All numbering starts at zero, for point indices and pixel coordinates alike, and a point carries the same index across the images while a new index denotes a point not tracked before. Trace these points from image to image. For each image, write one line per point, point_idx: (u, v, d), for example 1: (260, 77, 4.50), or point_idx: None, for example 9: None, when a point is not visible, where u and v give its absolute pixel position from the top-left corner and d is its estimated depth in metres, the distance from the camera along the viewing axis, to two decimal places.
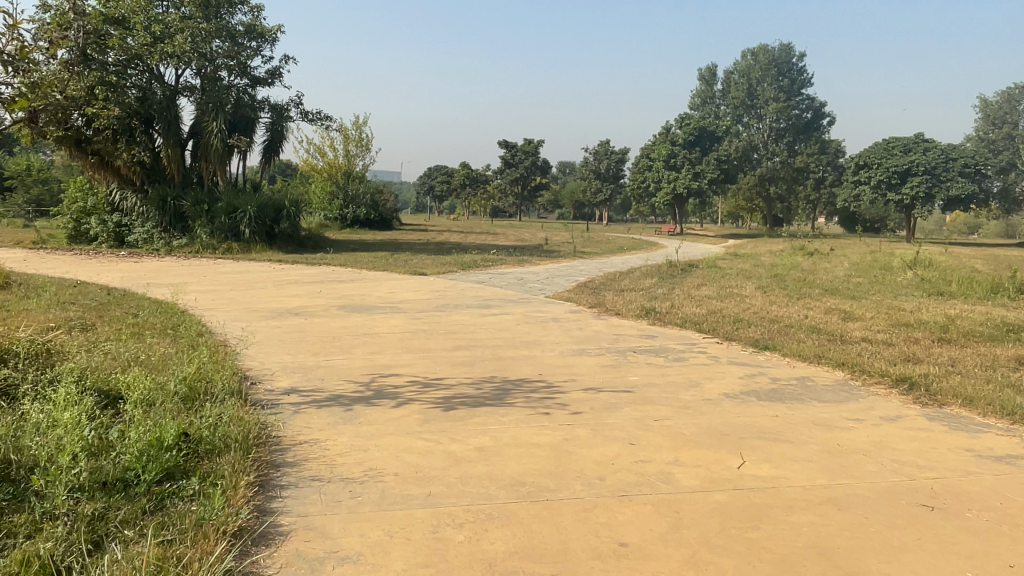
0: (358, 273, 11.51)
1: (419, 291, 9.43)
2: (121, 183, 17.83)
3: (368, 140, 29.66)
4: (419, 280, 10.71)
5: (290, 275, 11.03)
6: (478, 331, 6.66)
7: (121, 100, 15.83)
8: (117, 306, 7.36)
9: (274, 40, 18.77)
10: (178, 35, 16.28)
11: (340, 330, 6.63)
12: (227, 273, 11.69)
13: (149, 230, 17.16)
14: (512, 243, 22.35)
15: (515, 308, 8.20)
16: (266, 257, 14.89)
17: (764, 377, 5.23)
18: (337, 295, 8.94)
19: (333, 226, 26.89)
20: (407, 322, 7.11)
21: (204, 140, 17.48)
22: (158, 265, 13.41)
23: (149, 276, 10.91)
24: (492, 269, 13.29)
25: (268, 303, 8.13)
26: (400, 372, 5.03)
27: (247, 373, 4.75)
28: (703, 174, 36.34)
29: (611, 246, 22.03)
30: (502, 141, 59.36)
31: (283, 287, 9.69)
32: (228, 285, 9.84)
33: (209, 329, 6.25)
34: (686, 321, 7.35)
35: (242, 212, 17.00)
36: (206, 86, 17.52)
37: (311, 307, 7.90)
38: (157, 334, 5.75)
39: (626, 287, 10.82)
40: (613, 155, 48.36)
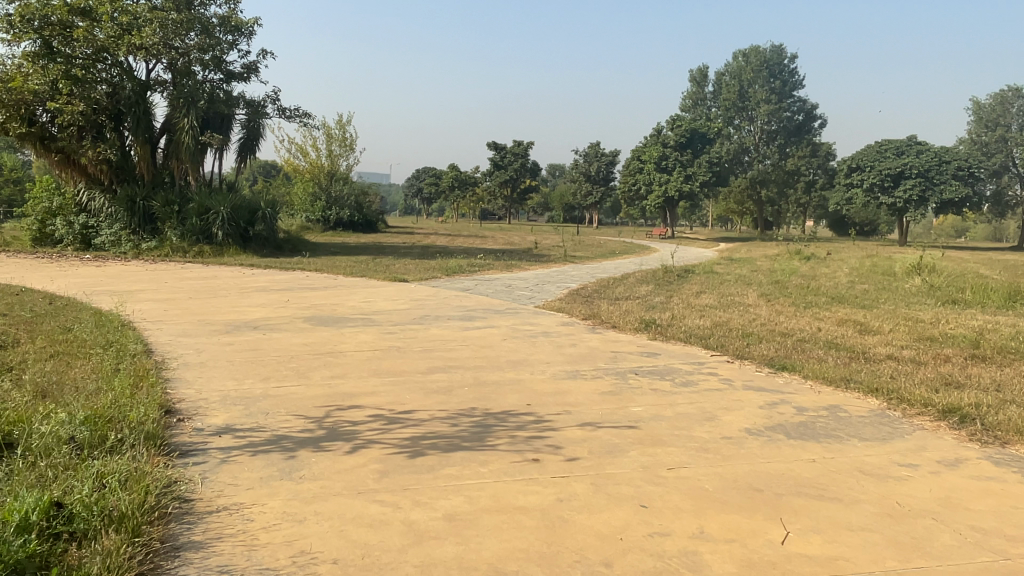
0: (333, 280, 10.68)
1: (397, 300, 8.63)
2: (88, 182, 16.86)
3: (352, 140, 28.79)
4: (398, 287, 9.92)
5: (258, 283, 10.20)
6: (457, 349, 5.89)
7: (87, 95, 14.92)
8: (52, 317, 6.53)
9: (250, 33, 17.95)
10: (147, 26, 15.35)
11: (301, 347, 5.84)
12: (191, 280, 10.83)
13: (116, 233, 16.21)
14: (500, 247, 21.57)
15: (502, 319, 7.42)
16: (238, 262, 14.04)
17: (789, 407, 4.49)
18: (306, 305, 8.12)
19: (315, 228, 26.04)
20: (379, 338, 6.32)
21: (176, 137, 16.61)
22: (119, 270, 12.52)
23: (104, 284, 10.03)
24: (478, 275, 12.50)
25: (226, 316, 7.32)
26: (362, 403, 4.24)
27: (174, 406, 3.97)
28: (695, 176, 35.66)
29: (602, 250, 21.28)
30: (491, 143, 58.58)
31: (248, 295, 8.87)
32: (189, 294, 9.01)
33: (148, 348, 5.46)
34: (691, 336, 6.59)
35: (215, 213, 16.19)
36: (178, 80, 16.65)
37: (273, 319, 7.10)
38: (81, 355, 4.95)
39: (621, 295, 10.06)
40: (603, 157, 47.73)
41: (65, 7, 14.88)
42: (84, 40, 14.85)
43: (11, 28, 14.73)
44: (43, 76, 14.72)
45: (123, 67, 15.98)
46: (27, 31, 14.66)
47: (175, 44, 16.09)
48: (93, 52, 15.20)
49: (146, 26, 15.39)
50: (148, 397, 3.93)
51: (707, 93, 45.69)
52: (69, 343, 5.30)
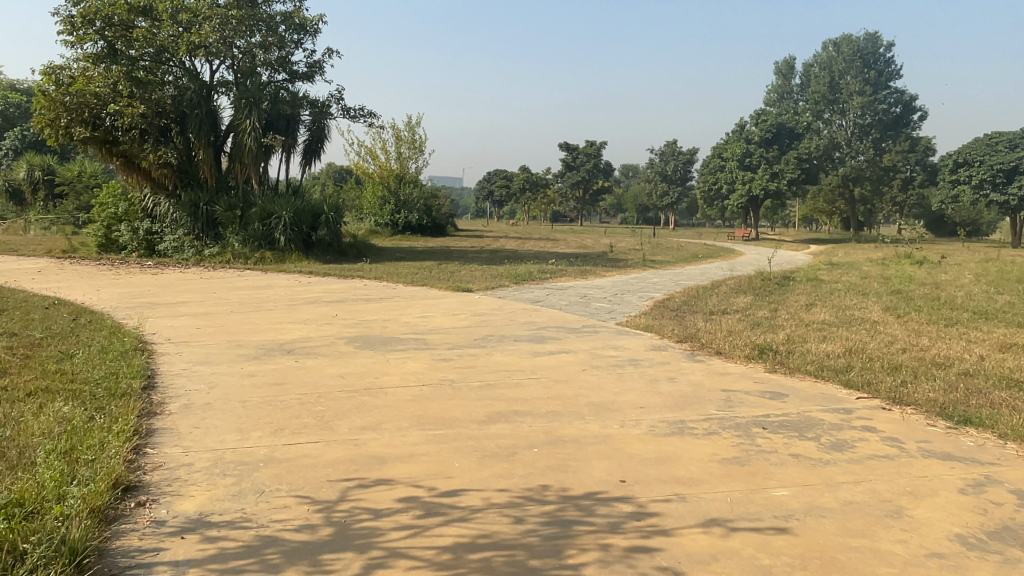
0: (390, 290, 9.65)
1: (458, 315, 7.48)
2: (154, 187, 16.51)
3: (422, 141, 27.77)
4: (459, 299, 8.78)
5: (311, 293, 9.29)
6: (527, 385, 4.69)
7: (148, 96, 14.59)
8: (63, 339, 5.67)
9: (315, 31, 17.24)
10: (206, 23, 14.78)
11: (334, 379, 4.75)
12: (240, 289, 10.03)
13: (179, 239, 15.76)
14: (573, 250, 20.37)
15: (580, 342, 6.16)
16: (297, 268, 13.26)
17: (1007, 495, 3.09)
18: (355, 321, 7.10)
19: (383, 232, 25.52)
20: (431, 366, 5.18)
21: (238, 140, 16.01)
22: (175, 278, 11.90)
23: (149, 294, 9.30)
24: (550, 284, 11.33)
25: (261, 335, 6.33)
26: (392, 475, 3.08)
27: (135, 480, 2.90)
28: (783, 174, 33.33)
29: (683, 254, 19.76)
30: (562, 144, 57.44)
31: (292, 309, 7.91)
32: (231, 307, 8.12)
33: (150, 381, 4.47)
34: (823, 369, 5.18)
35: (277, 218, 15.51)
36: (241, 81, 16.05)
37: (312, 340, 6.06)
38: (57, 394, 3.98)
39: (717, 308, 8.67)
40: (680, 156, 45.84)
41: (126, 6, 14.64)
42: (143, 38, 14.61)
43: (74, 30, 14.63)
44: (105, 78, 14.56)
45: (184, 69, 15.58)
46: (90, 32, 14.54)
47: (237, 43, 15.50)
48: (155, 51, 14.87)
49: (205, 23, 14.83)
50: (99, 466, 2.88)
51: (794, 86, 43.36)
52: (56, 376, 4.37)
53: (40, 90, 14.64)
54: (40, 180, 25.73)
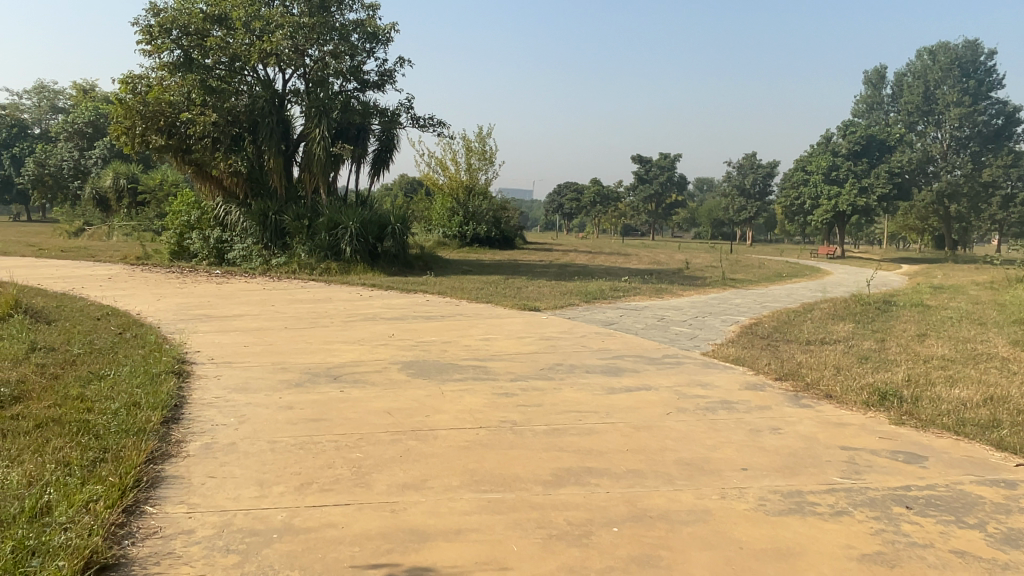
0: (453, 307, 9.05)
1: (523, 339, 6.78)
2: (226, 196, 16.45)
3: (492, 152, 26.95)
4: (526, 320, 8.09)
5: (370, 308, 8.79)
6: (602, 432, 3.95)
7: (221, 105, 14.63)
8: (98, 357, 5.25)
9: (387, 40, 16.84)
10: (277, 31, 14.60)
11: (379, 416, 4.13)
12: (299, 301, 9.64)
13: (248, 248, 15.61)
14: (647, 266, 19.48)
15: (662, 377, 5.37)
16: (360, 280, 12.85)
17: None
18: (412, 342, 6.51)
19: (450, 244, 25.19)
20: (490, 402, 4.51)
21: (308, 149, 15.80)
22: (239, 288, 11.66)
23: (207, 306, 8.98)
24: (624, 303, 10.56)
25: (308, 356, 5.80)
26: (433, 562, 2.42)
27: (114, 558, 2.34)
28: (872, 189, 31.36)
29: (765, 272, 18.57)
30: (635, 156, 56.41)
31: (347, 326, 7.39)
32: (286, 322, 7.67)
33: (175, 413, 3.95)
34: (966, 425, 4.26)
35: (344, 228, 15.19)
36: (312, 89, 15.83)
37: (362, 364, 5.47)
38: (63, 429, 3.48)
39: (814, 338, 7.72)
40: (760, 169, 44.14)
41: (201, 15, 14.70)
42: (217, 47, 14.64)
43: (152, 39, 14.79)
44: (180, 87, 14.67)
45: (257, 78, 15.54)
46: (166, 41, 14.67)
47: (309, 52, 15.30)
48: (228, 59, 14.87)
49: (277, 31, 14.65)
50: (71, 539, 2.34)
51: (884, 96, 41.27)
52: (74, 403, 3.91)
53: (118, 98, 14.90)
54: (124, 188, 26.64)
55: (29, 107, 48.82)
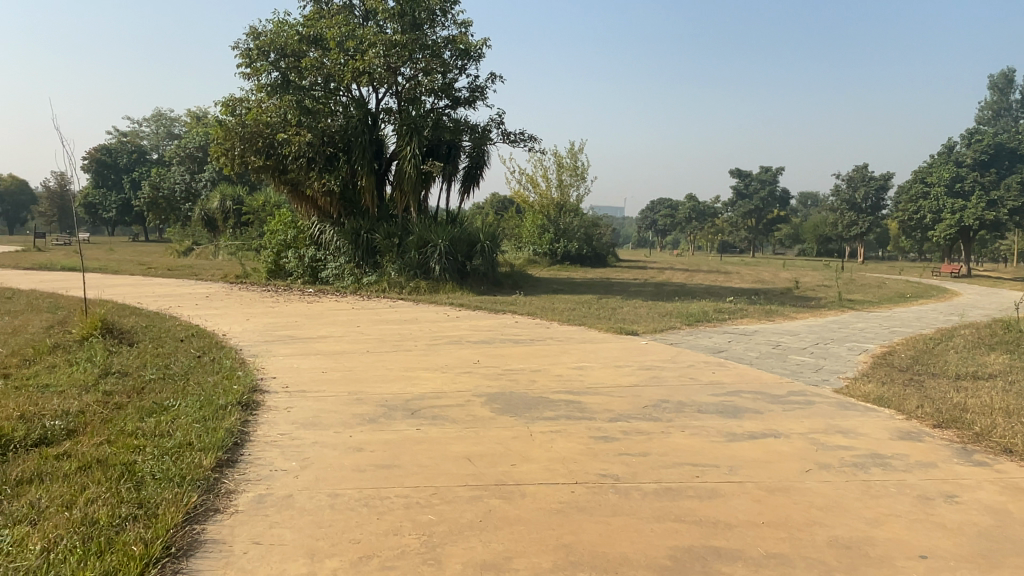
0: (545, 330, 8.42)
1: (623, 369, 6.06)
2: (320, 216, 16.52)
3: (584, 167, 26.36)
4: (624, 345, 7.35)
5: (458, 330, 8.28)
6: (728, 498, 3.20)
7: (316, 124, 14.75)
8: (168, 384, 4.91)
9: (479, 55, 16.50)
10: (370, 49, 14.48)
11: (459, 462, 3.53)
12: (385, 321, 9.26)
13: (341, 266, 15.53)
14: (752, 285, 18.24)
15: (790, 423, 4.54)
16: (448, 300, 12.44)
17: None
18: (500, 370, 5.91)
19: (541, 262, 24.65)
20: (589, 447, 3.84)
21: (399, 167, 15.60)
22: (327, 307, 11.48)
23: (293, 326, 8.72)
24: (731, 327, 9.63)
25: (386, 384, 5.30)
26: None
27: None
28: (1003, 202, 28.61)
29: (885, 292, 17.00)
30: (734, 171, 54.48)
31: (431, 351, 6.88)
32: (369, 345, 7.25)
33: (232, 454, 3.49)
34: None
35: (433, 246, 14.89)
36: (404, 107, 15.67)
37: (443, 396, 4.91)
38: (105, 475, 3.07)
39: (965, 371, 6.61)
40: (872, 181, 41.52)
41: (298, 37, 14.88)
42: (313, 67, 14.74)
43: (251, 62, 15.12)
44: (278, 108, 14.85)
45: (351, 97, 15.59)
46: (265, 63, 14.97)
47: (401, 70, 15.15)
48: (323, 79, 14.98)
49: (370, 49, 14.54)
50: None
51: (1013, 102, 38.08)
52: (126, 441, 3.53)
53: (219, 121, 15.38)
54: (230, 209, 27.65)
55: (148, 134, 52.42)
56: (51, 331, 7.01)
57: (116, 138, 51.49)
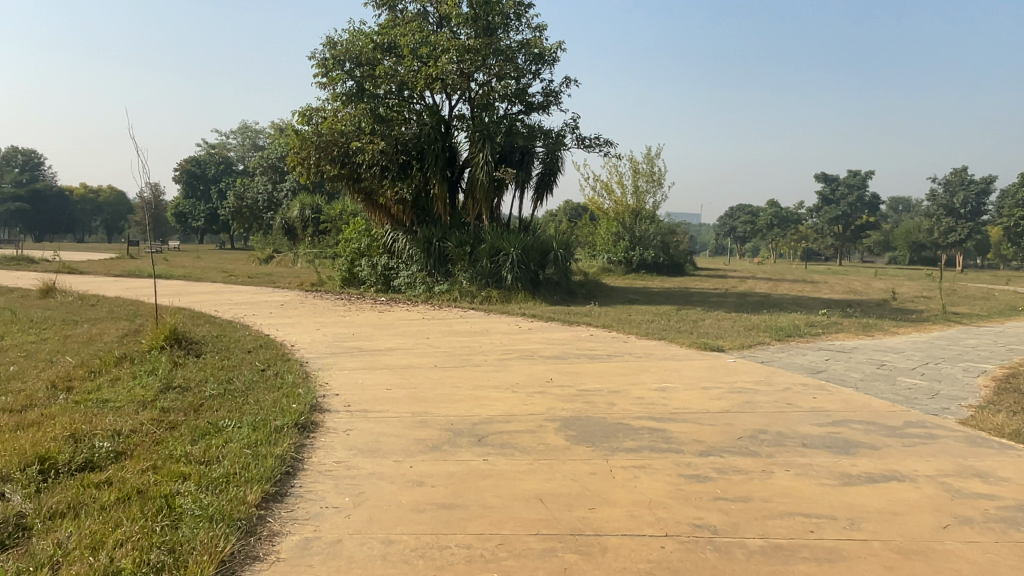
0: (622, 344, 7.91)
1: (711, 391, 5.50)
2: (393, 224, 16.44)
3: (661, 173, 25.57)
4: (710, 363, 6.76)
5: (530, 344, 7.86)
6: (853, 562, 2.65)
7: (389, 132, 14.69)
8: (225, 402, 4.68)
9: (554, 59, 16.09)
10: (443, 55, 14.29)
11: (530, 504, 3.10)
12: (455, 333, 8.94)
13: (413, 275, 15.40)
14: (843, 296, 17.14)
15: (914, 462, 3.91)
16: (521, 310, 12.05)
17: None
18: (575, 390, 5.44)
19: (616, 270, 24.02)
20: (679, 489, 3.34)
21: (471, 174, 15.31)
22: (398, 317, 11.29)
23: (362, 337, 8.50)
24: (827, 343, 8.85)
25: (452, 403, 4.93)
26: None
27: None
28: None
29: (995, 305, 15.63)
30: (819, 175, 52.28)
31: (501, 366, 6.49)
32: (437, 359, 6.91)
33: (281, 487, 3.17)
34: None
35: (505, 254, 14.55)
36: (477, 113, 15.40)
37: (513, 420, 4.49)
38: (141, 509, 2.79)
39: None
40: (973, 186, 39.01)
41: (373, 45, 14.86)
42: (386, 75, 14.66)
43: (327, 72, 15.21)
44: (353, 117, 14.86)
45: (424, 105, 15.46)
46: (340, 73, 15.02)
47: (475, 76, 14.90)
48: (396, 88, 14.90)
49: (444, 55, 14.34)
50: None
51: None
52: (171, 468, 3.27)
53: (296, 130, 15.55)
54: (309, 218, 28.18)
55: (235, 146, 54.50)
56: (123, 341, 7.00)
57: (205, 150, 53.79)
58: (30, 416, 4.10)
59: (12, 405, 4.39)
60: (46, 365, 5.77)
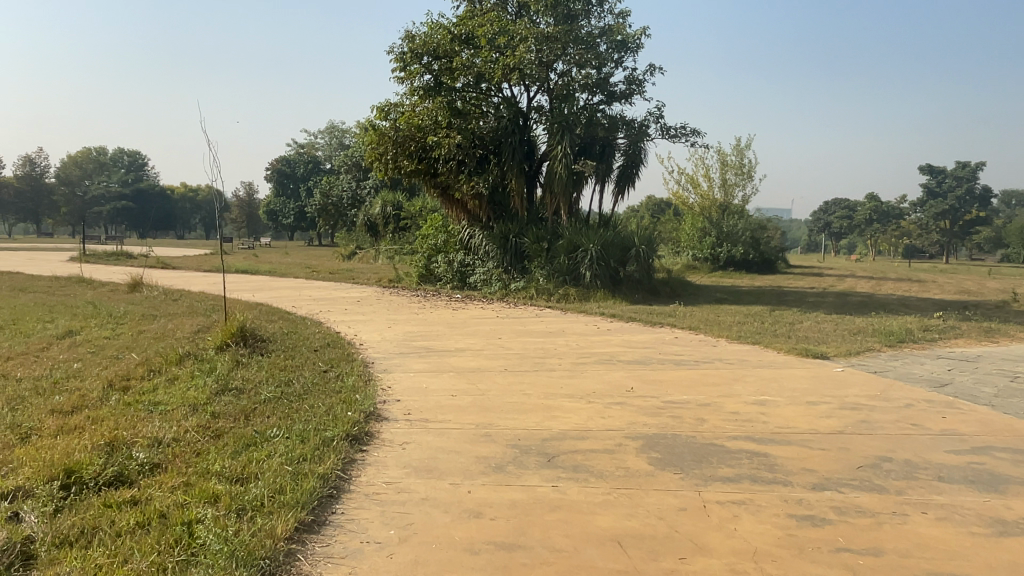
0: (712, 349, 7.21)
1: (818, 408, 4.80)
2: (470, 220, 16.11)
3: (751, 165, 24.28)
4: (813, 374, 6.00)
5: (610, 347, 7.28)
6: None
7: (465, 126, 14.38)
8: (278, 406, 4.34)
9: (637, 46, 15.37)
10: (521, 44, 13.82)
11: (608, 549, 2.57)
12: (530, 334, 8.45)
13: (489, 271, 15.03)
14: (958, 297, 15.63)
15: None
16: (600, 309, 11.45)
17: None
18: (660, 402, 4.85)
19: (702, 268, 22.96)
20: (791, 536, 2.73)
21: (549, 167, 14.76)
22: (472, 315, 10.91)
23: (432, 337, 8.13)
24: (946, 351, 7.86)
25: (521, 415, 4.44)
26: None
27: None
28: None
29: None
30: (923, 166, 48.96)
31: (577, 372, 5.95)
32: (508, 362, 6.44)
33: (318, 515, 2.75)
34: None
35: (584, 251, 13.95)
36: (556, 104, 14.85)
37: (589, 437, 3.97)
38: (155, 540, 2.43)
39: None
40: None
41: (450, 37, 14.58)
42: (463, 67, 14.33)
43: (405, 66, 15.02)
44: (430, 111, 14.62)
45: (503, 97, 15.07)
46: (418, 66, 14.79)
47: (554, 65, 14.36)
48: (474, 79, 14.57)
49: (522, 43, 13.88)
50: None
51: None
52: (201, 487, 2.91)
53: (374, 126, 15.44)
54: (390, 214, 28.33)
55: (323, 145, 55.93)
56: (193, 337, 6.87)
57: (295, 150, 55.45)
58: (73, 420, 3.87)
59: (62, 407, 4.21)
60: (111, 362, 5.65)
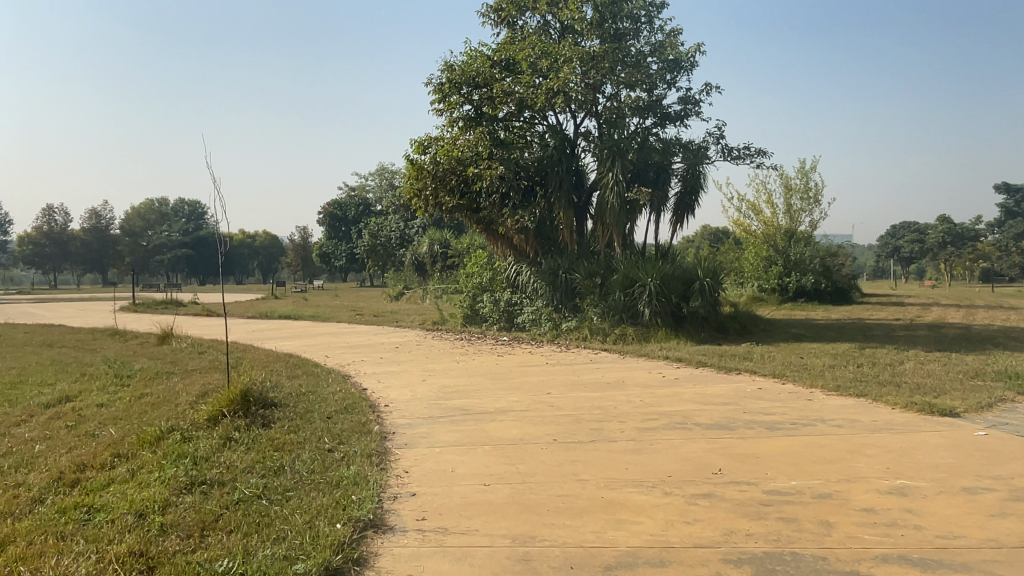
0: (808, 405, 5.88)
1: (981, 502, 3.48)
2: (517, 256, 15.06)
3: (817, 187, 22.70)
4: (951, 441, 4.64)
5: (682, 405, 6.01)
6: None
7: (508, 156, 13.46)
8: (248, 514, 3.25)
9: (692, 64, 14.24)
10: (565, 65, 12.91)
11: None
12: (585, 387, 7.23)
13: (538, 311, 13.90)
14: None
15: None
16: (661, 351, 10.17)
17: None
18: (762, 495, 3.59)
19: (769, 299, 21.35)
20: None
21: (600, 197, 13.65)
22: (519, 361, 9.75)
23: (470, 392, 6.99)
24: None
25: (575, 520, 3.26)
26: None
27: None
28: None
29: None
30: (1000, 185, 46.10)
31: (645, 443, 4.73)
32: (558, 428, 5.25)
33: None
34: None
35: (642, 286, 12.69)
36: (606, 129, 13.81)
37: (671, 562, 2.77)
38: None
39: None
40: None
41: (490, 63, 13.79)
42: (504, 94, 13.48)
43: (444, 96, 14.24)
44: (471, 142, 13.77)
45: (548, 124, 14.12)
46: (458, 96, 14.00)
47: (602, 86, 13.35)
48: (516, 107, 13.70)
49: (565, 65, 12.97)
50: None
51: None
52: None
53: (413, 160, 14.66)
54: (437, 252, 27.54)
55: (374, 187, 56.23)
56: (190, 404, 5.91)
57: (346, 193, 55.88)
58: None
59: None
60: (79, 442, 4.70)
